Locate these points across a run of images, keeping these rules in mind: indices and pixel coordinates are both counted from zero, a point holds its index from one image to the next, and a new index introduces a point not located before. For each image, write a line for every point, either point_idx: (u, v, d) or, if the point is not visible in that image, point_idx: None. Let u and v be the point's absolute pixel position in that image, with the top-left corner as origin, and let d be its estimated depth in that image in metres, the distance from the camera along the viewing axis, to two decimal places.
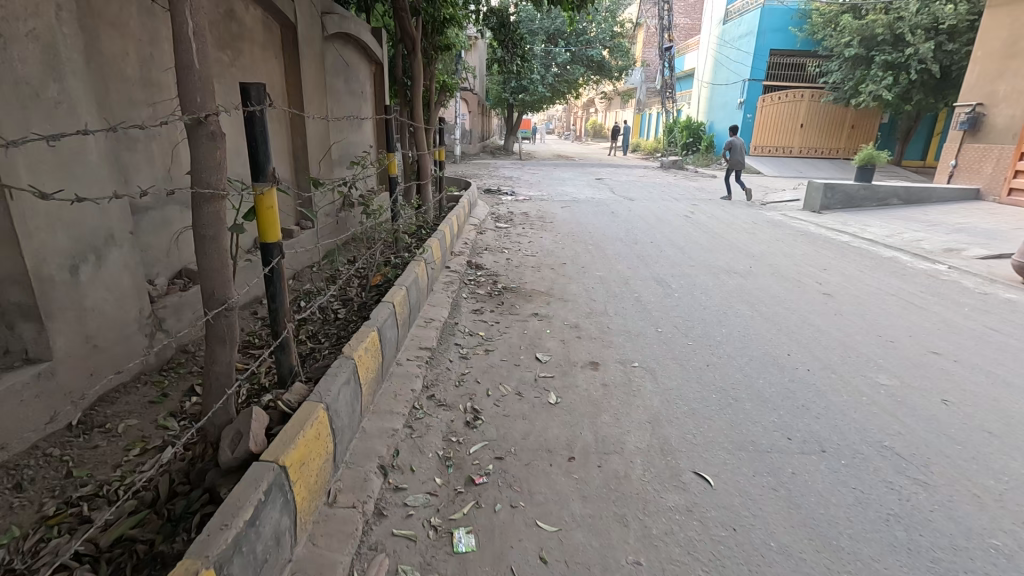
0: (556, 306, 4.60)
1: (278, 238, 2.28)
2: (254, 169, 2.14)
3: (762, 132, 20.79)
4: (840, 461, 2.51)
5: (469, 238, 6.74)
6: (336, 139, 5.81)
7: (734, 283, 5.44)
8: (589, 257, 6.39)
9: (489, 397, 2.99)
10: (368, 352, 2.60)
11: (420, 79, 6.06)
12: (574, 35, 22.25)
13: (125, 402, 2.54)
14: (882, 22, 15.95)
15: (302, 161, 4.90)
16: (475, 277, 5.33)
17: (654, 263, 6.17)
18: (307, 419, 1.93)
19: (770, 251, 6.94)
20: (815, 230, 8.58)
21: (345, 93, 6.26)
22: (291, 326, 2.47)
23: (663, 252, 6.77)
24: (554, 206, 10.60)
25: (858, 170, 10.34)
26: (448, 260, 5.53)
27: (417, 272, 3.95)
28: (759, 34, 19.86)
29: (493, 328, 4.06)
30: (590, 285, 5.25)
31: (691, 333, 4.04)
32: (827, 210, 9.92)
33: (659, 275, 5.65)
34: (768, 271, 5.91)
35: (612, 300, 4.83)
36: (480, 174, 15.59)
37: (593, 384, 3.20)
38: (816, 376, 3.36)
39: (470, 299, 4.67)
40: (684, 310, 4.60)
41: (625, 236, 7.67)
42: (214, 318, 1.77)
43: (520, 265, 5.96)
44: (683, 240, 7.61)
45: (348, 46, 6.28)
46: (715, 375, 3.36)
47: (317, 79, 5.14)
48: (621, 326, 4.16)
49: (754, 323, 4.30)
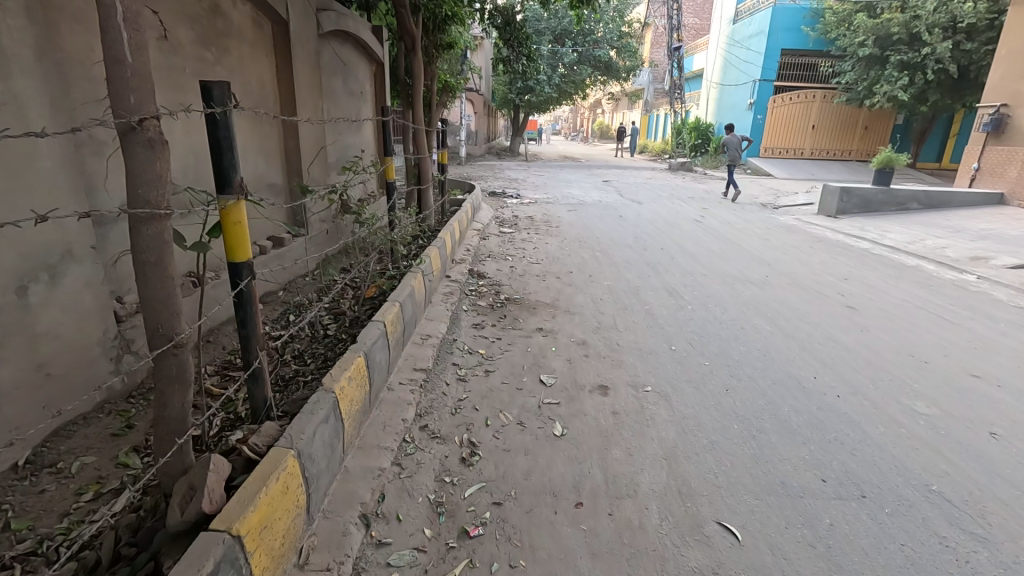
0: (562, 319, 4.33)
1: (248, 257, 2.02)
2: (218, 179, 1.88)
3: (772, 133, 20.40)
4: (884, 509, 2.22)
5: (471, 245, 6.48)
6: (332, 142, 5.57)
7: (750, 294, 5.14)
8: (597, 265, 6.11)
9: (487, 428, 2.73)
10: (353, 382, 2.34)
11: (421, 79, 5.80)
12: (581, 35, 21.96)
13: (83, 437, 2.30)
14: (898, 21, 15.53)
15: (295, 165, 4.65)
16: (476, 287, 5.07)
17: (665, 271, 5.89)
18: (272, 472, 1.67)
19: (786, 259, 6.63)
20: (832, 235, 8.25)
21: (343, 94, 6.02)
22: (265, 354, 2.21)
23: (674, 259, 6.47)
24: (561, 209, 10.32)
25: (875, 173, 9.98)
26: (449, 269, 5.27)
27: (413, 285, 3.69)
28: (770, 33, 19.47)
29: (494, 344, 3.80)
30: (598, 296, 4.97)
31: (707, 352, 3.75)
32: (843, 215, 9.58)
33: (671, 285, 5.37)
34: (786, 281, 5.61)
35: (621, 312, 4.55)
36: (485, 175, 15.34)
37: (602, 412, 2.92)
38: (847, 403, 3.07)
39: (470, 312, 4.41)
40: (699, 324, 4.31)
41: (634, 242, 7.38)
42: (160, 357, 1.51)
43: (524, 274, 5.69)
44: (695, 246, 7.31)
45: (346, 44, 6.04)
46: (736, 401, 3.07)
47: (312, 79, 4.90)
48: (631, 343, 3.88)
49: (774, 340, 4.01)
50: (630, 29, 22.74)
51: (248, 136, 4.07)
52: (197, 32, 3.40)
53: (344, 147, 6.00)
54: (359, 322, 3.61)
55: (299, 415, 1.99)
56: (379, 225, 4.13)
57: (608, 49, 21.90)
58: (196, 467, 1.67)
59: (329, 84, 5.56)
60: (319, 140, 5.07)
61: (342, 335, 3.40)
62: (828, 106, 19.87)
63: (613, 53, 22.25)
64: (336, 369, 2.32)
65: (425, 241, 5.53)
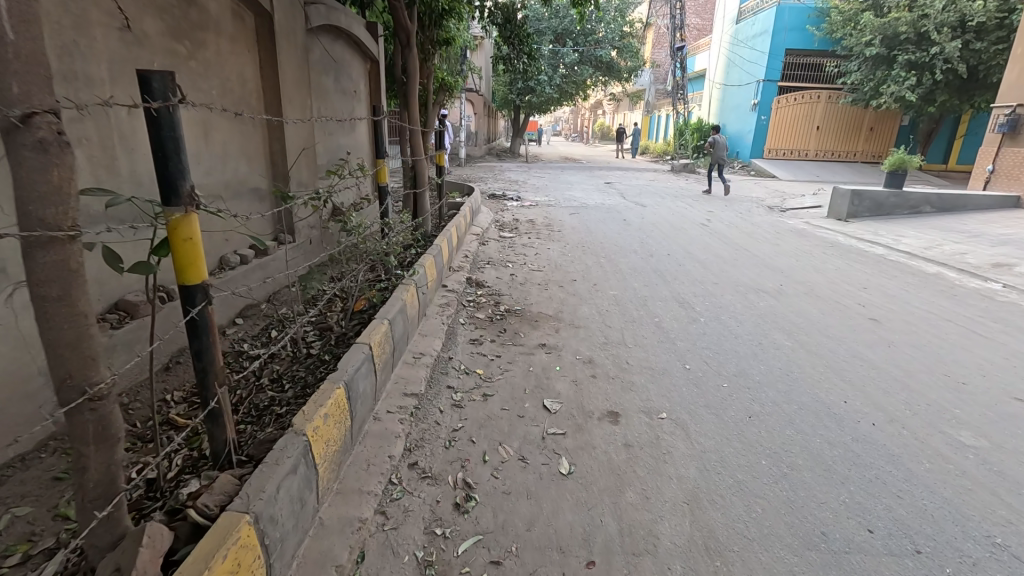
0: (566, 334, 4.03)
1: (203, 278, 1.72)
2: (164, 188, 1.57)
3: (777, 134, 20.11)
4: (943, 568, 1.91)
5: (470, 251, 6.19)
6: (323, 143, 5.28)
7: (766, 305, 4.84)
8: (601, 272, 5.81)
9: (485, 465, 2.43)
10: (330, 419, 2.04)
11: (417, 77, 5.50)
12: (582, 35, 21.68)
13: (19, 482, 2.01)
14: (906, 20, 15.23)
15: (281, 168, 4.35)
16: (475, 297, 4.78)
17: (674, 280, 5.59)
18: (221, 545, 1.37)
19: (800, 266, 6.33)
20: (845, 240, 7.95)
21: (335, 92, 5.73)
22: (227, 389, 1.92)
23: (682, 266, 6.18)
24: (563, 212, 10.03)
25: (887, 175, 9.69)
26: (445, 278, 4.98)
27: (405, 299, 3.38)
28: (775, 33, 19.18)
29: (493, 363, 3.50)
30: (604, 308, 4.67)
31: (725, 371, 3.46)
32: (854, 218, 9.28)
33: (680, 295, 5.07)
34: (802, 291, 5.31)
35: (629, 326, 4.25)
36: (485, 177, 15.06)
37: (613, 445, 2.62)
38: (884, 433, 2.77)
39: (468, 326, 4.11)
40: (714, 339, 4.02)
41: (639, 247, 7.08)
42: (72, 411, 1.22)
43: (525, 282, 5.40)
44: (703, 252, 7.02)
45: (337, 41, 5.75)
46: (761, 431, 2.77)
47: (300, 77, 4.60)
48: (642, 361, 3.59)
49: (796, 357, 3.71)
50: (632, 29, 22.47)
51: (230, 137, 3.77)
52: (168, 23, 3.10)
53: (336, 149, 5.70)
54: (346, 340, 3.32)
55: (262, 466, 1.69)
56: (369, 232, 3.83)
57: (610, 49, 21.63)
58: (128, 538, 1.40)
59: (319, 82, 5.26)
60: (307, 141, 4.78)
61: (326, 354, 3.10)
62: (832, 107, 19.58)
63: (614, 53, 21.99)
64: (310, 404, 2.02)
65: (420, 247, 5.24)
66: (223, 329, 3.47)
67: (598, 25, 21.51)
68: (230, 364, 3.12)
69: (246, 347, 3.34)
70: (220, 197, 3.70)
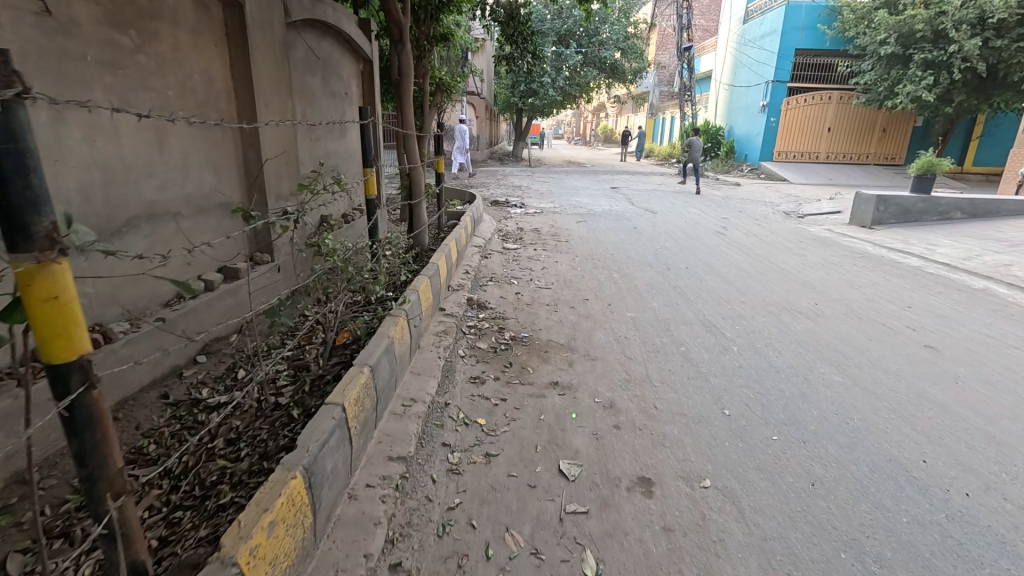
0: (581, 370, 3.50)
1: (81, 352, 1.18)
2: (6, 228, 1.05)
3: (786, 136, 19.62)
4: None
5: (471, 266, 5.68)
6: (306, 149, 4.76)
7: (804, 330, 4.30)
8: (616, 290, 5.29)
9: (489, 564, 1.90)
10: (277, 531, 1.51)
11: (411, 75, 4.99)
12: (586, 36, 21.20)
13: None
14: (923, 17, 14.66)
15: (257, 179, 3.83)
16: (476, 322, 4.26)
17: (697, 299, 5.05)
18: None
19: (831, 280, 5.80)
20: (874, 249, 7.41)
21: (322, 94, 5.22)
22: (133, 495, 1.38)
23: (703, 282, 5.66)
24: (569, 220, 9.50)
25: (915, 179, 9.13)
26: (443, 300, 4.46)
27: (392, 336, 2.85)
28: (785, 32, 18.64)
29: (497, 409, 2.96)
30: (623, 334, 4.14)
31: (771, 419, 2.92)
32: (879, 225, 8.75)
33: (707, 318, 4.53)
34: (841, 311, 4.77)
35: (654, 358, 3.71)
36: (488, 183, 14.59)
37: (651, 530, 2.09)
38: (984, 508, 2.23)
39: (468, 359, 3.60)
40: (752, 373, 3.49)
41: (654, 259, 6.57)
42: None
43: (532, 302, 4.89)
44: (723, 264, 6.50)
45: (324, 38, 5.24)
46: (830, 505, 2.25)
47: (279, 77, 4.09)
48: (673, 404, 3.06)
49: (852, 398, 3.17)
50: (637, 29, 21.95)
51: (192, 145, 3.26)
52: (105, 8, 2.59)
53: (322, 157, 5.19)
54: (324, 384, 2.79)
55: None
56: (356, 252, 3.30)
57: (615, 50, 21.13)
58: None
59: (304, 83, 4.77)
60: (288, 148, 4.27)
61: (296, 406, 2.58)
62: (844, 108, 19.04)
63: (619, 55, 21.47)
64: (251, 507, 1.50)
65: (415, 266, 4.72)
66: (180, 370, 2.94)
67: (602, 26, 21.03)
68: (182, 418, 2.58)
69: (206, 393, 2.81)
70: (182, 215, 3.19)
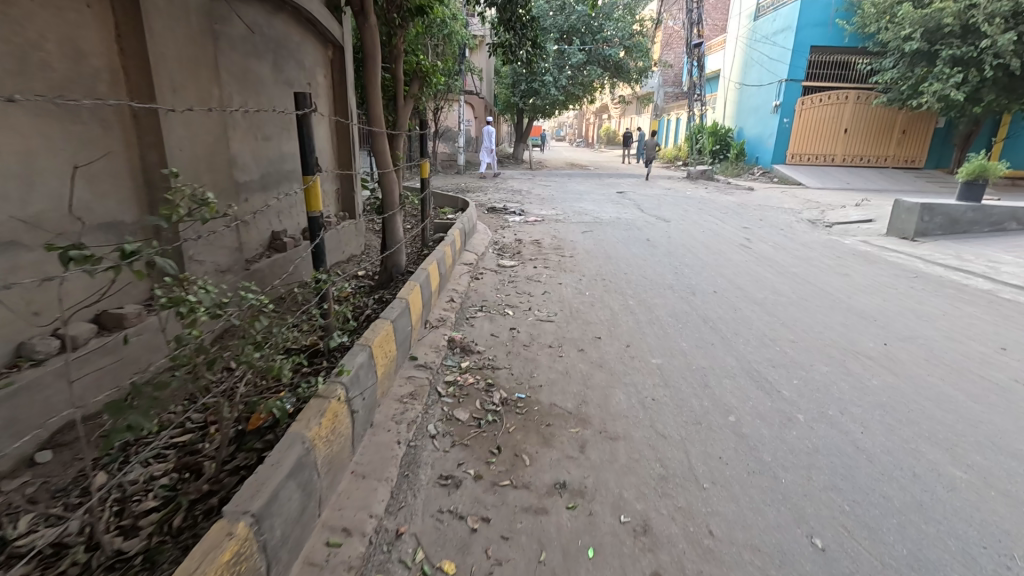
0: (597, 460, 2.50)
1: None
2: None
3: (800, 138, 18.66)
4: None
5: (458, 293, 4.70)
6: (240, 149, 3.77)
7: (883, 388, 3.30)
8: (634, 324, 4.33)
9: None
10: None
11: (379, 54, 3.96)
12: (590, 33, 20.16)
13: None
14: (952, 10, 13.60)
15: (160, 193, 2.87)
16: (457, 374, 3.29)
17: (735, 338, 4.07)
18: None
19: (892, 309, 4.83)
20: (926, 266, 6.44)
21: (271, 81, 4.25)
22: None
23: (739, 311, 4.69)
24: (574, 230, 8.51)
25: (963, 186, 8.15)
26: (414, 346, 3.48)
27: (312, 439, 1.85)
28: (800, 29, 17.68)
29: (475, 541, 1.98)
30: (650, 394, 3.15)
31: (890, 560, 1.94)
32: (924, 237, 7.78)
33: (754, 369, 3.54)
34: (920, 357, 3.77)
35: (697, 436, 2.72)
36: (487, 187, 13.64)
37: None
38: None
39: (442, 438, 2.62)
40: (837, 463, 2.50)
41: (675, 280, 5.61)
42: None
43: (533, 341, 3.91)
44: (755, 285, 5.53)
45: (275, 15, 4.30)
46: None
47: (197, 56, 3.14)
48: (738, 529, 2.07)
49: (996, 514, 2.18)
50: (642, 27, 21.01)
51: (46, 146, 2.30)
52: None
53: (272, 160, 4.23)
54: (202, 517, 1.81)
55: None
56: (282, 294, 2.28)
57: (620, 49, 20.18)
58: None
59: (243, 68, 3.81)
60: (211, 150, 3.30)
61: (140, 569, 1.60)
62: (862, 108, 18.04)
63: (624, 53, 20.51)
64: None
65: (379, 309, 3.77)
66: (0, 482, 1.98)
67: (606, 23, 20.08)
68: None
69: (26, 525, 1.84)
70: (31, 246, 2.24)
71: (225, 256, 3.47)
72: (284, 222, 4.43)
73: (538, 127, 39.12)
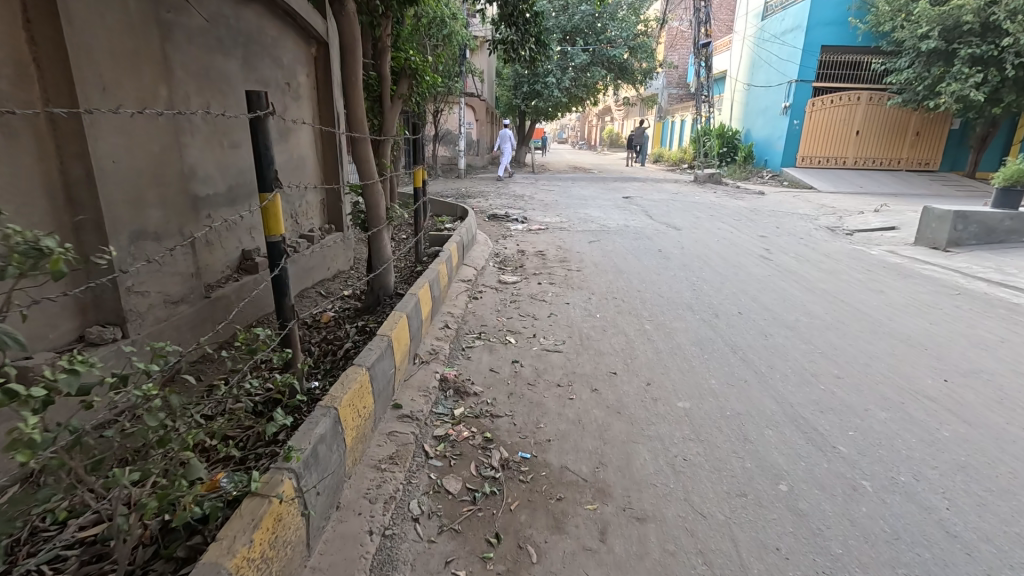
0: (622, 554, 1.97)
1: None
2: None
3: (811, 139, 18.10)
4: None
5: (453, 319, 4.19)
6: (199, 158, 3.25)
7: (958, 441, 2.76)
8: (653, 354, 3.81)
9: None
10: None
11: (360, 47, 3.43)
12: (593, 34, 19.63)
13: None
14: (973, 7, 13.02)
15: (89, 214, 2.39)
16: (448, 426, 2.77)
17: (770, 373, 3.53)
18: None
19: (942, 334, 4.30)
20: (967, 281, 5.89)
21: (240, 80, 3.75)
22: None
23: (770, 337, 4.17)
24: (580, 239, 8.00)
25: (997, 192, 7.61)
26: (398, 390, 2.95)
27: (236, 569, 1.34)
28: (810, 28, 17.13)
29: None
30: (680, 452, 2.63)
31: None
32: (956, 247, 7.25)
33: (800, 415, 3.01)
34: (991, 397, 3.23)
35: (744, 514, 2.19)
36: (487, 192, 13.15)
37: None
38: None
39: (427, 522, 2.10)
40: (928, 559, 1.98)
41: (693, 299, 5.09)
42: None
43: (539, 377, 3.40)
44: (782, 304, 5.01)
45: (245, 6, 3.80)
46: None
47: (138, 49, 2.64)
48: None
49: None
50: (647, 26, 20.46)
51: None
52: None
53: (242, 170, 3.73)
54: None
55: None
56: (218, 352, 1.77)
57: (624, 49, 19.61)
58: None
59: (202, 65, 3.30)
60: (159, 161, 2.79)
61: None
62: (875, 109, 17.47)
63: (628, 54, 19.98)
64: None
65: (359, 347, 3.26)
66: None
67: (610, 24, 19.55)
68: None
69: None
70: None
71: (179, 285, 2.95)
72: (257, 239, 3.94)
73: (540, 130, 38.72)
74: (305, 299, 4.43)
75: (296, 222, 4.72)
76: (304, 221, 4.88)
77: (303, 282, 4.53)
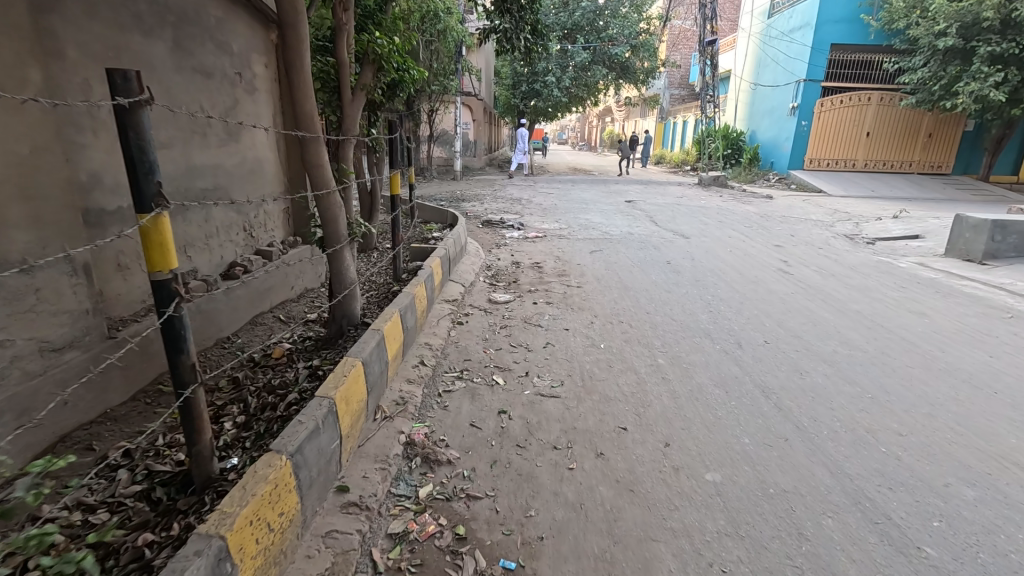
0: None
1: None
2: None
3: (819, 141, 17.45)
4: None
5: (427, 356, 3.51)
6: (103, 162, 2.59)
7: None
8: (668, 400, 3.16)
9: None
10: None
11: (308, 27, 2.78)
12: (595, 32, 18.97)
13: None
14: (993, 3, 12.39)
15: None
16: (408, 520, 2.10)
17: (815, 430, 2.87)
18: None
19: (1009, 370, 3.64)
20: (1016, 301, 5.24)
21: (169, 70, 3.10)
22: None
23: (805, 376, 3.52)
24: (581, 249, 7.35)
25: None
26: (347, 467, 2.27)
27: None
28: (819, 26, 16.50)
29: None
30: (716, 558, 1.97)
31: None
32: (994, 260, 6.59)
33: (863, 495, 2.35)
34: None
35: None
36: (483, 195, 12.50)
37: None
38: None
39: None
40: None
41: (711, 324, 4.44)
42: None
43: (529, 436, 2.73)
44: (812, 331, 4.36)
45: None
46: None
47: None
48: None
49: None
50: (650, 24, 19.79)
51: None
52: None
53: (166, 180, 3.12)
54: None
55: None
56: None
57: (626, 48, 18.71)
58: None
59: (107, 46, 2.64)
60: (28, 168, 2.13)
61: None
62: (886, 110, 16.84)
63: (630, 53, 19.31)
64: None
65: (304, 405, 2.59)
66: None
67: (612, 22, 18.88)
68: None
69: None
70: None
71: (64, 327, 2.30)
72: (193, 259, 3.37)
73: (540, 130, 38.12)
74: (258, 326, 3.76)
75: (252, 235, 4.07)
76: (262, 235, 4.22)
77: (257, 306, 3.86)
